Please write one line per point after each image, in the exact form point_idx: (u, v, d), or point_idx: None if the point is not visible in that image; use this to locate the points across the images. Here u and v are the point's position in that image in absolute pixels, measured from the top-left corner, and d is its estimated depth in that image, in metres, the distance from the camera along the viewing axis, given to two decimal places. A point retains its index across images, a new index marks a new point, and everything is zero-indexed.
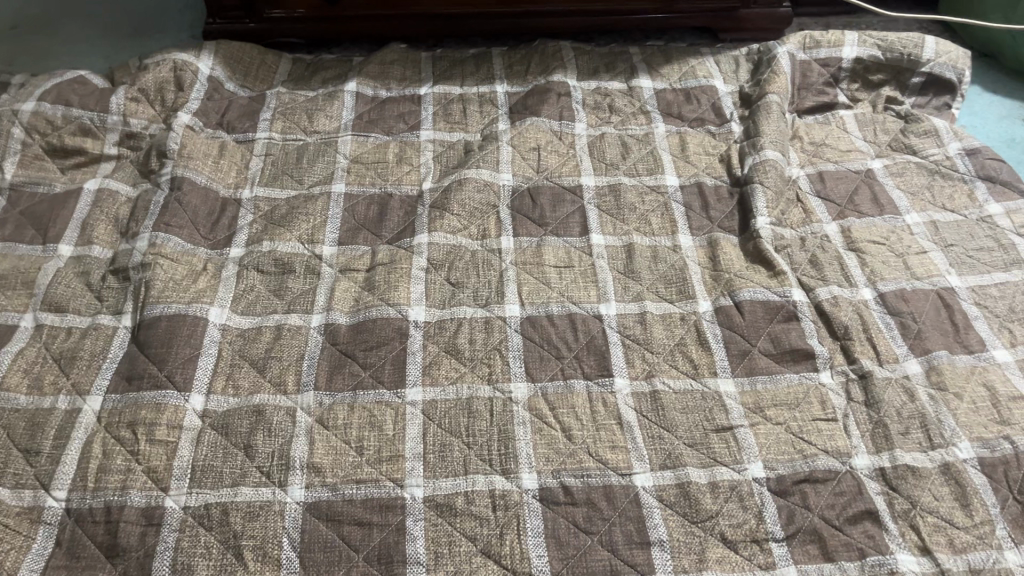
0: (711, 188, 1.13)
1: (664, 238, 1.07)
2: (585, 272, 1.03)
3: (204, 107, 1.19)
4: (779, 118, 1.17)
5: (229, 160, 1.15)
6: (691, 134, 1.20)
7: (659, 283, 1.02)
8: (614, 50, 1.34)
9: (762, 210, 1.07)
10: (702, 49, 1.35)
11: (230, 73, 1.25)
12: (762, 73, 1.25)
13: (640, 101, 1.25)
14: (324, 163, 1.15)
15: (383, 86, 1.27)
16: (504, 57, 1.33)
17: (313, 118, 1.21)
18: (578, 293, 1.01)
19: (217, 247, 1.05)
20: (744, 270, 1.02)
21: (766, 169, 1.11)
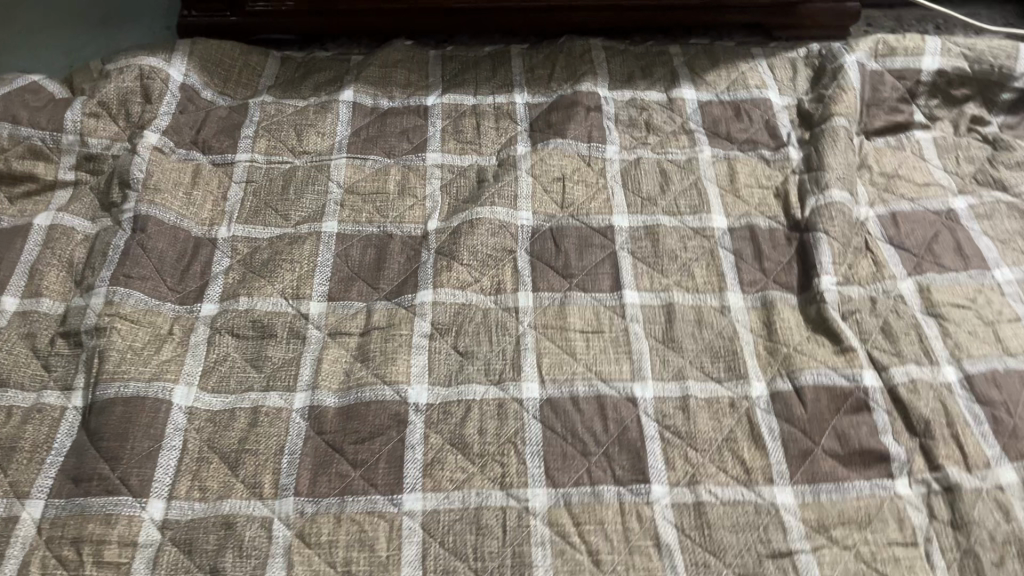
0: (765, 232, 0.96)
1: (710, 296, 0.91)
2: (616, 340, 0.88)
3: (175, 123, 1.02)
4: (847, 147, 1.00)
5: (203, 189, 0.99)
6: (741, 160, 1.03)
7: (704, 355, 0.87)
8: (652, 50, 1.16)
9: (827, 266, 0.91)
10: (754, 49, 1.16)
11: (207, 79, 1.08)
12: (825, 85, 1.07)
13: (682, 116, 1.07)
14: (313, 194, 0.99)
15: (385, 94, 1.10)
16: (525, 58, 1.15)
17: (303, 136, 1.04)
18: (607, 366, 0.86)
19: (186, 302, 0.89)
20: (806, 342, 0.87)
21: (831, 214, 0.94)
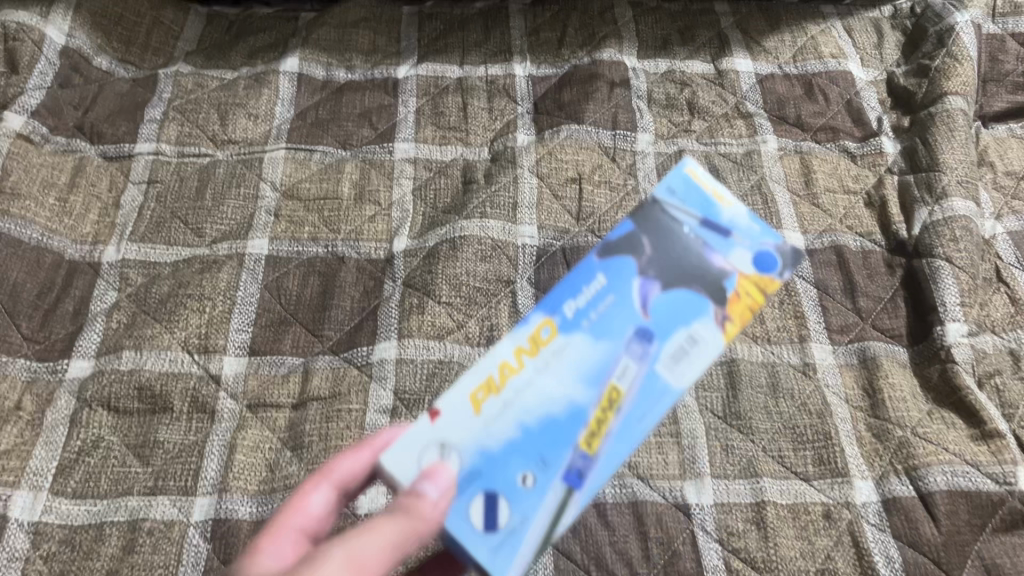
0: (858, 256, 0.70)
1: (787, 351, 0.65)
2: None
3: (52, 101, 0.75)
4: (963, 138, 0.74)
5: (86, 191, 0.71)
6: (818, 153, 0.76)
7: (783, 438, 0.61)
8: (692, 7, 0.89)
9: (955, 309, 0.65)
10: (824, 5, 0.89)
11: (103, 42, 0.81)
12: (928, 53, 0.80)
13: (736, 95, 0.81)
14: (237, 199, 0.72)
15: (341, 64, 0.83)
16: (527, 16, 0.88)
17: (228, 119, 0.77)
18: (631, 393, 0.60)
19: (48, 359, 0.63)
20: (928, 423, 0.61)
21: (954, 232, 0.68)
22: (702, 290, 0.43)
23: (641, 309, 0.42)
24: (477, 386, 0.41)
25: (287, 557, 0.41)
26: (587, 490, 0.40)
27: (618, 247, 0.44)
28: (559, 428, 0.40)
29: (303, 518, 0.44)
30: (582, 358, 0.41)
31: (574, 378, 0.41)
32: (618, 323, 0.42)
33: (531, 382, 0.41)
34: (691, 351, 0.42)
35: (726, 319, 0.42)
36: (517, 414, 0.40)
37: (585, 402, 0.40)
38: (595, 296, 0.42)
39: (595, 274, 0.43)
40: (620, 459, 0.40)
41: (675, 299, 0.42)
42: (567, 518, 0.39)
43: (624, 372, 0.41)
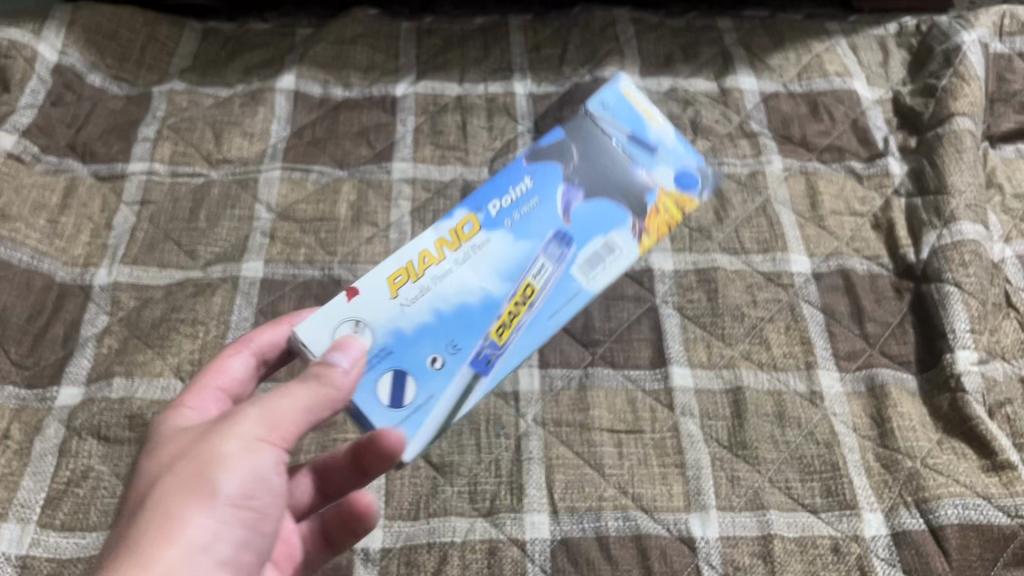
0: (865, 280, 0.68)
1: (793, 378, 0.64)
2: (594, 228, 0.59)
3: (44, 120, 0.74)
4: (972, 160, 0.72)
5: (77, 212, 0.70)
6: (824, 174, 0.75)
7: (790, 468, 0.59)
8: (694, 24, 0.87)
9: (964, 336, 0.63)
10: (828, 22, 0.87)
11: (97, 59, 0.79)
12: (935, 72, 0.79)
13: (739, 114, 0.79)
14: (231, 221, 0.71)
15: (338, 81, 0.82)
16: (528, 33, 0.86)
17: (223, 138, 0.76)
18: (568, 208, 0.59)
19: (37, 386, 0.61)
20: (939, 454, 0.59)
21: (963, 257, 0.67)
22: (624, 206, 0.60)
23: (564, 214, 0.58)
24: (398, 271, 0.53)
25: (209, 412, 0.48)
26: (489, 376, 0.53)
27: (559, 152, 0.62)
28: (471, 315, 0.53)
29: (224, 378, 0.50)
30: (504, 254, 0.55)
31: (493, 275, 0.55)
32: (540, 224, 0.57)
33: (450, 271, 0.54)
34: (599, 252, 0.58)
35: (642, 230, 0.60)
36: (433, 300, 0.53)
37: (499, 292, 0.54)
38: (523, 195, 0.58)
39: (522, 175, 0.59)
40: (507, 366, 0.54)
41: (591, 208, 0.59)
42: (465, 404, 0.52)
43: (536, 269, 0.56)
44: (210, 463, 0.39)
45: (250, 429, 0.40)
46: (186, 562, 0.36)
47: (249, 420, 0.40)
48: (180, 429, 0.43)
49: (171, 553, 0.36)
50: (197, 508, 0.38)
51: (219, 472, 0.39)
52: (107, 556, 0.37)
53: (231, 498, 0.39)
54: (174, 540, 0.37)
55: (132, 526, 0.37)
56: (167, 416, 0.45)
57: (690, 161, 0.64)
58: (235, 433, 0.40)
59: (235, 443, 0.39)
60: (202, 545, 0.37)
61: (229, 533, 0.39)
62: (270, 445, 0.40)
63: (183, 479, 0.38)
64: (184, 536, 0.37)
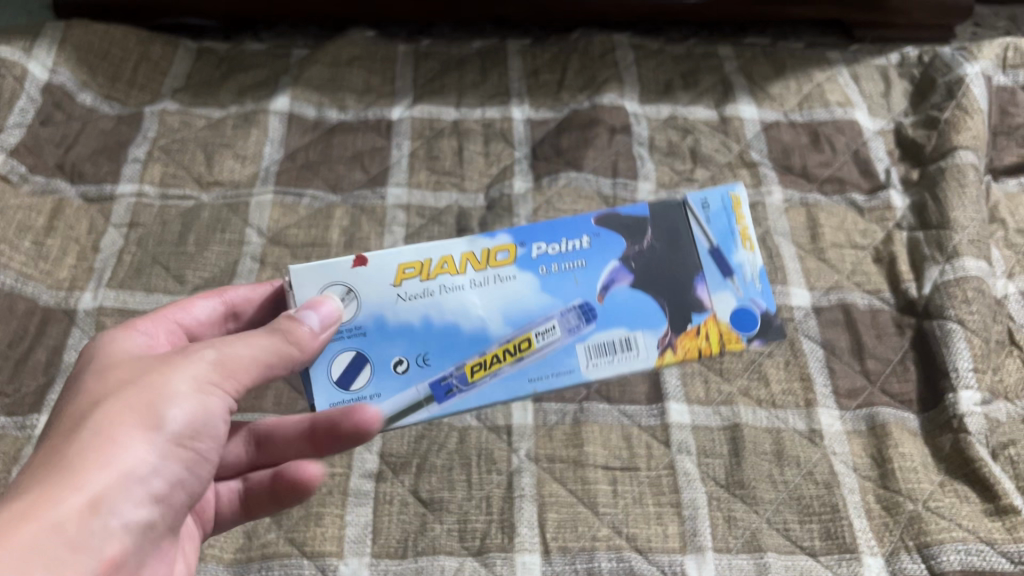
0: (866, 315, 0.67)
1: (792, 415, 0.62)
2: (634, 313, 0.57)
3: (32, 139, 0.73)
4: (975, 193, 0.71)
5: (63, 235, 0.69)
6: (824, 206, 0.74)
7: (789, 509, 0.58)
8: (695, 51, 0.87)
9: (968, 375, 0.62)
10: (829, 52, 0.87)
11: (88, 78, 0.78)
12: (938, 104, 0.78)
13: (739, 143, 0.78)
14: (221, 245, 0.69)
15: (334, 104, 0.81)
16: (526, 57, 0.85)
17: (214, 160, 0.75)
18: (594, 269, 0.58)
19: (16, 414, 0.59)
20: (941, 496, 0.58)
21: (966, 294, 0.65)
22: (668, 311, 0.58)
23: (601, 292, 0.57)
24: (411, 263, 0.56)
25: (160, 337, 0.49)
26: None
27: (630, 227, 0.59)
28: (455, 338, 0.55)
29: (186, 316, 0.52)
30: (523, 298, 0.56)
31: (500, 313, 0.55)
32: (564, 290, 0.56)
33: (460, 289, 0.56)
34: (615, 341, 0.56)
35: (668, 344, 0.57)
36: (428, 306, 0.55)
37: (496, 331, 0.55)
38: (571, 252, 0.58)
39: (585, 233, 0.58)
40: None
41: (636, 298, 0.57)
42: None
43: (541, 329, 0.55)
44: (161, 395, 0.40)
45: (201, 373, 0.42)
46: (120, 485, 0.37)
47: (202, 365, 0.42)
48: (129, 356, 0.45)
49: (105, 474, 0.37)
50: (141, 437, 0.39)
51: (168, 408, 0.40)
52: (35, 466, 0.37)
53: (175, 435, 0.40)
54: (111, 464, 0.37)
55: (71, 442, 0.38)
56: (114, 337, 0.46)
57: (759, 303, 0.59)
58: (188, 374, 0.42)
59: (186, 383, 0.41)
60: (139, 473, 0.38)
61: (167, 469, 0.40)
62: (217, 393, 0.43)
63: (130, 406, 0.40)
64: (125, 462, 0.38)
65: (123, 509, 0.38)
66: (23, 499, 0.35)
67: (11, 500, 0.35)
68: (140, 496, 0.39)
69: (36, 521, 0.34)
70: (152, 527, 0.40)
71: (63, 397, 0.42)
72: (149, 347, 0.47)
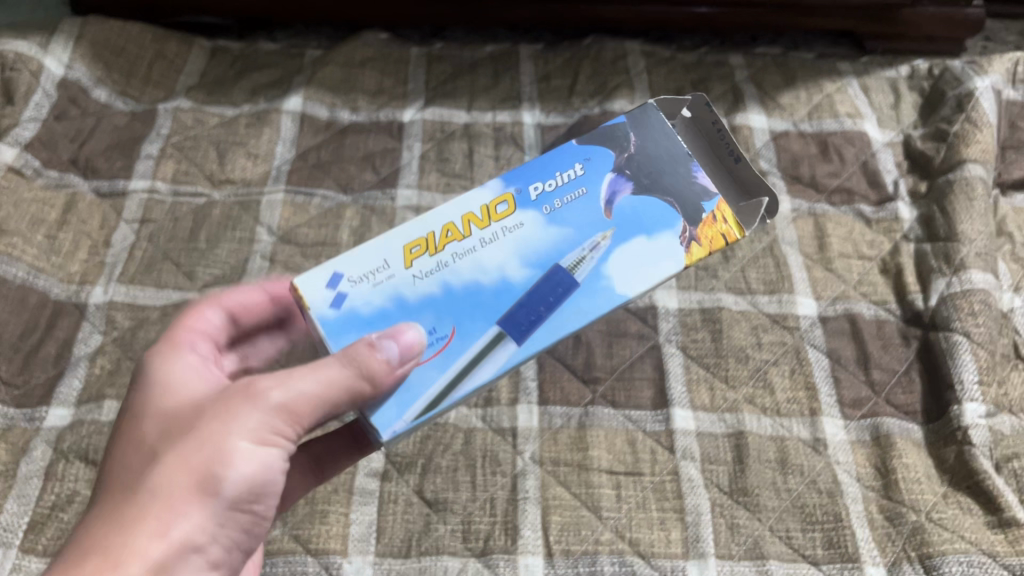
0: (873, 325, 0.67)
1: (796, 424, 0.62)
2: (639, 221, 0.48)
3: (47, 134, 0.73)
4: (983, 207, 0.71)
5: (75, 229, 0.69)
6: (833, 216, 0.74)
7: (791, 517, 0.58)
8: (706, 59, 0.87)
9: (973, 388, 0.62)
10: (840, 63, 0.87)
11: (103, 74, 0.79)
12: (947, 117, 0.79)
13: (749, 152, 0.79)
14: (231, 242, 0.70)
15: (346, 104, 0.81)
16: (538, 62, 0.86)
17: (227, 158, 0.75)
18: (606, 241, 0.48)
19: (26, 406, 0.60)
20: (943, 508, 0.58)
21: (973, 306, 0.66)
22: (676, 208, 0.49)
23: (607, 207, 0.49)
24: (415, 241, 0.47)
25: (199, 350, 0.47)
26: (520, 345, 0.45)
27: (611, 136, 0.52)
28: (479, 296, 0.46)
29: (203, 325, 0.49)
30: (538, 239, 0.48)
31: (517, 259, 0.47)
32: (577, 221, 0.48)
33: (472, 250, 0.47)
34: (644, 252, 0.47)
35: (692, 238, 0.48)
36: (445, 273, 0.46)
37: (517, 274, 0.46)
38: (571, 182, 0.50)
39: (577, 160, 0.51)
40: (540, 344, 0.45)
41: (642, 204, 0.49)
42: (467, 382, 0.44)
43: (592, 245, 0.47)
44: (219, 455, 0.39)
45: (261, 425, 0.40)
46: (177, 555, 0.37)
47: (262, 414, 0.40)
48: (182, 392, 0.43)
49: (161, 547, 0.37)
50: (198, 501, 0.39)
51: (228, 470, 0.39)
52: (96, 525, 0.37)
53: (231, 495, 0.40)
54: (170, 532, 0.37)
55: (129, 507, 0.38)
56: (161, 363, 0.45)
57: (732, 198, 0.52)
58: (246, 428, 0.40)
59: (246, 439, 0.40)
60: (196, 542, 0.38)
61: (225, 529, 0.40)
62: (280, 440, 0.41)
63: (187, 467, 0.39)
64: (181, 532, 0.38)
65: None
66: (86, 569, 0.35)
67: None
68: (199, 562, 0.39)
69: None
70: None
71: (124, 438, 0.41)
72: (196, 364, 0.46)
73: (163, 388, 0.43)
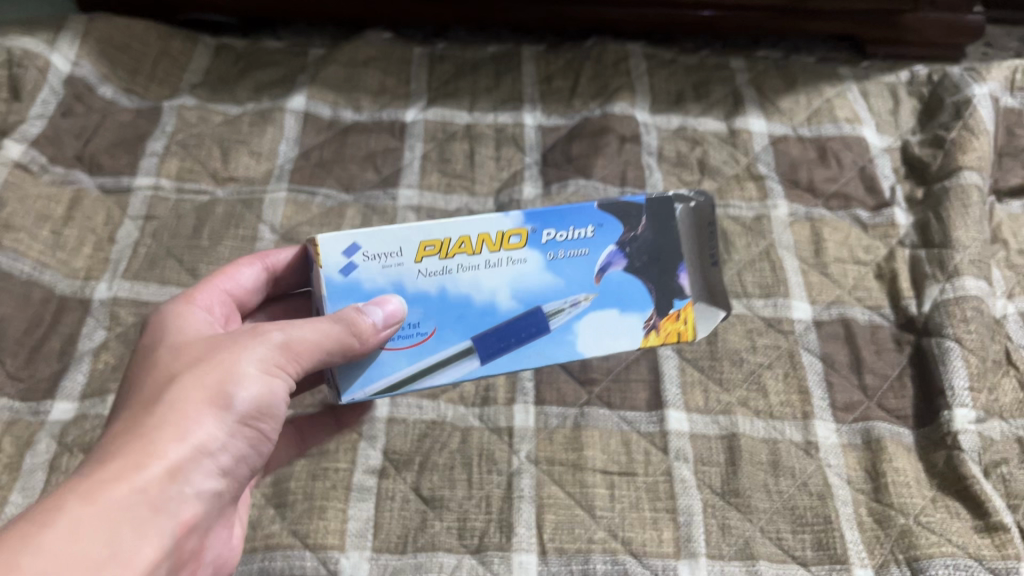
0: (867, 330, 0.68)
1: (789, 427, 0.63)
2: (619, 296, 0.52)
3: (52, 130, 0.74)
4: (978, 214, 0.72)
5: (80, 225, 0.70)
6: (829, 221, 0.75)
7: (782, 519, 0.59)
8: (707, 62, 0.88)
9: (963, 394, 0.63)
10: (840, 67, 0.88)
11: (108, 71, 0.80)
12: (945, 124, 0.79)
13: (747, 156, 0.79)
14: (234, 240, 0.71)
15: (348, 104, 0.82)
16: (539, 64, 0.87)
17: (230, 156, 0.76)
18: (587, 306, 0.51)
19: (30, 400, 0.61)
20: (932, 511, 0.59)
21: (966, 313, 0.66)
22: (653, 296, 0.52)
23: (598, 275, 0.51)
24: (433, 240, 0.48)
25: (213, 309, 0.52)
26: (482, 363, 0.50)
27: (627, 210, 0.51)
28: (466, 310, 0.49)
29: (231, 285, 0.54)
30: (534, 278, 0.50)
31: (510, 289, 0.49)
32: (570, 274, 0.51)
33: (476, 267, 0.49)
34: (610, 324, 0.52)
35: (652, 327, 0.53)
36: (446, 280, 0.49)
37: (505, 305, 0.50)
38: (578, 239, 0.50)
39: (589, 221, 0.51)
40: (497, 369, 0.51)
41: (627, 281, 0.52)
42: (425, 381, 0.50)
43: (572, 301, 0.51)
44: (229, 377, 0.43)
45: (267, 355, 0.44)
46: (193, 459, 0.41)
47: (268, 348, 0.44)
48: (196, 333, 0.47)
49: (181, 449, 0.40)
50: (211, 414, 0.42)
51: (238, 390, 0.43)
52: (115, 433, 0.41)
53: (242, 414, 0.43)
54: (187, 438, 0.41)
55: (148, 416, 0.41)
56: (177, 312, 0.49)
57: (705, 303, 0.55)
58: (254, 355, 0.44)
59: (254, 364, 0.44)
60: (210, 450, 0.42)
61: (235, 444, 0.43)
62: (285, 374, 0.45)
63: (202, 386, 0.42)
64: (197, 438, 0.41)
65: (196, 480, 0.41)
66: (112, 464, 0.38)
67: (92, 472, 0.38)
68: (213, 470, 0.42)
69: (123, 486, 0.37)
70: (223, 491, 0.44)
71: (137, 370, 0.45)
72: (208, 319, 0.50)
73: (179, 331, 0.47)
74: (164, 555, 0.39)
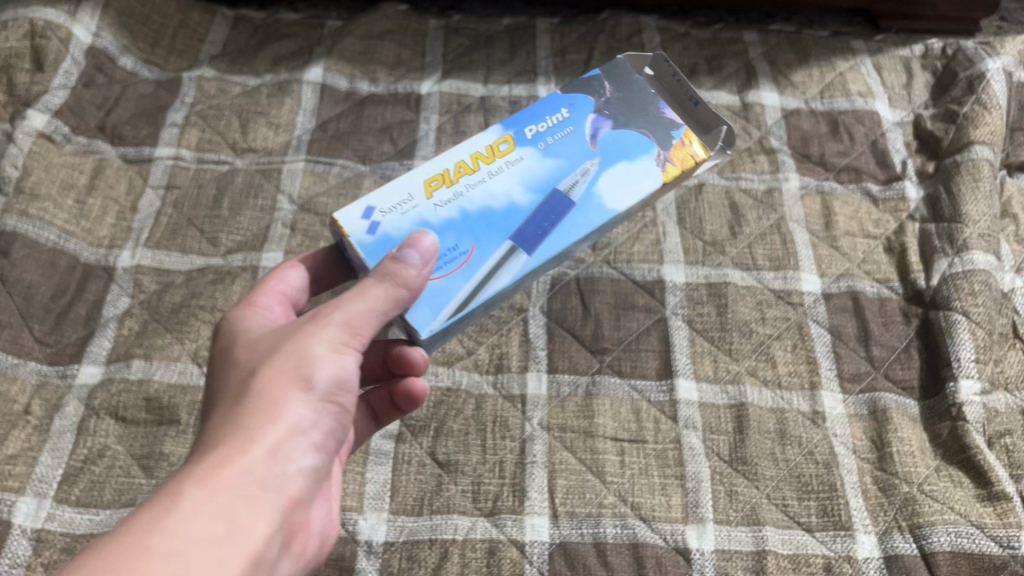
0: (875, 303, 0.69)
1: (797, 398, 0.64)
2: (621, 144, 0.57)
3: (75, 101, 0.75)
4: (988, 188, 0.73)
5: (104, 195, 0.72)
6: (840, 194, 0.76)
7: (788, 486, 0.60)
8: (721, 36, 0.88)
9: (969, 365, 0.64)
10: (854, 40, 0.88)
11: (128, 42, 0.81)
12: (958, 98, 0.80)
13: (759, 129, 0.80)
14: (254, 210, 0.72)
15: (365, 76, 0.83)
16: (554, 37, 0.87)
17: (249, 127, 0.77)
18: (596, 168, 0.56)
19: (58, 364, 0.63)
20: (935, 480, 0.60)
21: (974, 287, 0.67)
22: (649, 137, 0.58)
23: (591, 139, 0.57)
24: (434, 176, 0.54)
25: (276, 312, 0.51)
26: (531, 255, 0.52)
27: (589, 85, 0.61)
28: (493, 216, 0.53)
29: (284, 286, 0.54)
30: (536, 169, 0.55)
31: (521, 186, 0.54)
32: (567, 151, 0.56)
33: (483, 181, 0.54)
34: (626, 173, 0.56)
35: (665, 160, 0.57)
36: (461, 200, 0.53)
37: (524, 198, 0.54)
38: (558, 123, 0.58)
39: (562, 107, 0.59)
40: (548, 253, 0.52)
41: (621, 135, 0.57)
42: (491, 287, 0.51)
43: (582, 170, 0.55)
44: (307, 359, 0.44)
45: (333, 335, 0.45)
46: (289, 438, 0.42)
47: (333, 328, 0.45)
48: (264, 327, 0.48)
49: (275, 431, 0.41)
50: (296, 397, 0.43)
51: (315, 370, 0.44)
52: (211, 430, 0.41)
53: (324, 393, 0.44)
54: (280, 419, 0.41)
55: (240, 406, 0.42)
56: (242, 315, 0.49)
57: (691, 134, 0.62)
58: (323, 337, 0.45)
59: (325, 346, 0.45)
60: (302, 429, 0.42)
61: (321, 422, 0.44)
62: (352, 351, 0.46)
63: (282, 371, 0.43)
64: (290, 420, 0.42)
65: (295, 458, 0.42)
66: (217, 450, 0.39)
67: (201, 459, 0.38)
68: (307, 446, 0.43)
69: (234, 467, 0.38)
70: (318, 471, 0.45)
71: (218, 374, 0.46)
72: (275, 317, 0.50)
73: (247, 331, 0.48)
74: (280, 530, 0.39)
